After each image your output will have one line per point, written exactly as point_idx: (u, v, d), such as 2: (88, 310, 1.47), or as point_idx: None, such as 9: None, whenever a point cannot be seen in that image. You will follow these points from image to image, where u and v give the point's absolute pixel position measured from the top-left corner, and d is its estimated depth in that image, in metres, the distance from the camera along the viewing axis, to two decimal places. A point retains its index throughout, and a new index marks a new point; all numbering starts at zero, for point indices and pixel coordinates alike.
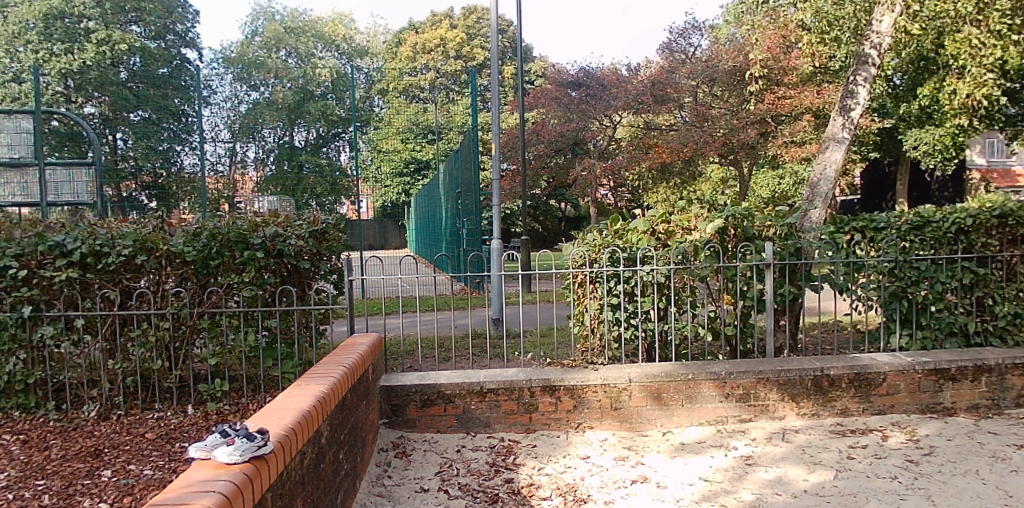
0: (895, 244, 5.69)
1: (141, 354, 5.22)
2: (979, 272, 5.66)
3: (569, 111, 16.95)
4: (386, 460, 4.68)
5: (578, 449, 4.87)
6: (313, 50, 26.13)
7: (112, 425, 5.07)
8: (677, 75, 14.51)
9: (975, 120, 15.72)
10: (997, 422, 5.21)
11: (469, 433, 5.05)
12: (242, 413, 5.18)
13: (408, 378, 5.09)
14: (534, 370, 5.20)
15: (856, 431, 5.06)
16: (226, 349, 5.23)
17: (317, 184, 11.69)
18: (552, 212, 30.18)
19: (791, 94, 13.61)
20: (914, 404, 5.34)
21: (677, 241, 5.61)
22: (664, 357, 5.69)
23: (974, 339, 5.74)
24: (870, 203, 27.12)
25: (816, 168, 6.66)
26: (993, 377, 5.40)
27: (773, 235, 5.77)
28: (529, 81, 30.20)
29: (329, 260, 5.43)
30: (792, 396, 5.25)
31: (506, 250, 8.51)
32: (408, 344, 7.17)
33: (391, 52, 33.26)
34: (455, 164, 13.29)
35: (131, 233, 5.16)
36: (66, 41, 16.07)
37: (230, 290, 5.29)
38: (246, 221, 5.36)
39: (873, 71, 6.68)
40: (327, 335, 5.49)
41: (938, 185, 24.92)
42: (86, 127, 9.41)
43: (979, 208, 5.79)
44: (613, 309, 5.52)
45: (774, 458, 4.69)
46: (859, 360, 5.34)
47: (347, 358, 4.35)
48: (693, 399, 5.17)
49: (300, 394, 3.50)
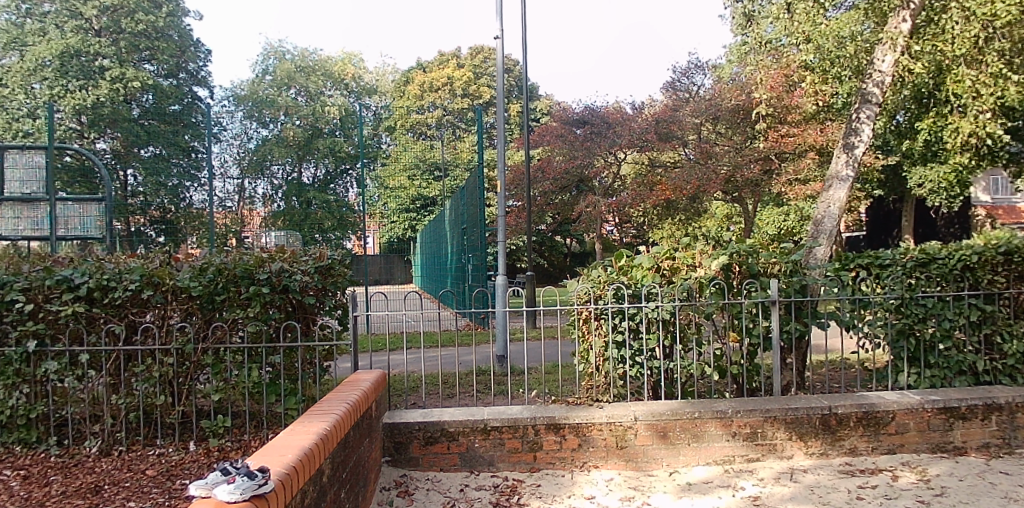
0: (900, 281, 5.66)
1: (144, 389, 5.21)
2: (987, 309, 5.62)
3: (575, 147, 17.15)
4: (388, 499, 4.60)
5: (584, 488, 4.79)
6: (322, 88, 26.54)
7: (113, 462, 5.03)
8: (681, 113, 14.83)
9: (979, 155, 15.85)
10: (1009, 462, 5.13)
11: (473, 472, 5.00)
12: (243, 450, 5.15)
13: (412, 416, 5.05)
14: (539, 408, 5.16)
15: (866, 471, 4.99)
16: (229, 385, 5.23)
17: (324, 219, 11.74)
18: (557, 247, 30.24)
19: (796, 132, 13.98)
20: (924, 443, 5.27)
21: (682, 277, 5.62)
22: (669, 396, 5.65)
23: (983, 378, 5.69)
24: (876, 239, 27.19)
25: (821, 206, 6.68)
26: (1004, 416, 5.32)
27: (778, 272, 5.77)
28: (535, 119, 30.51)
29: (334, 296, 5.46)
30: (800, 435, 5.18)
31: (510, 287, 8.54)
32: (412, 380, 7.15)
33: (400, 91, 33.63)
34: (457, 201, 13.90)
35: (138, 268, 5.19)
36: (81, 78, 16.35)
37: (234, 326, 5.29)
38: (253, 256, 5.39)
39: (877, 109, 6.70)
40: (330, 371, 5.45)
41: (943, 221, 25.08)
42: (98, 162, 9.43)
43: (984, 244, 5.80)
44: (618, 346, 5.51)
45: (782, 499, 4.62)
46: (867, 398, 5.29)
47: (349, 395, 4.32)
48: (699, 438, 5.11)
49: (302, 432, 3.46)
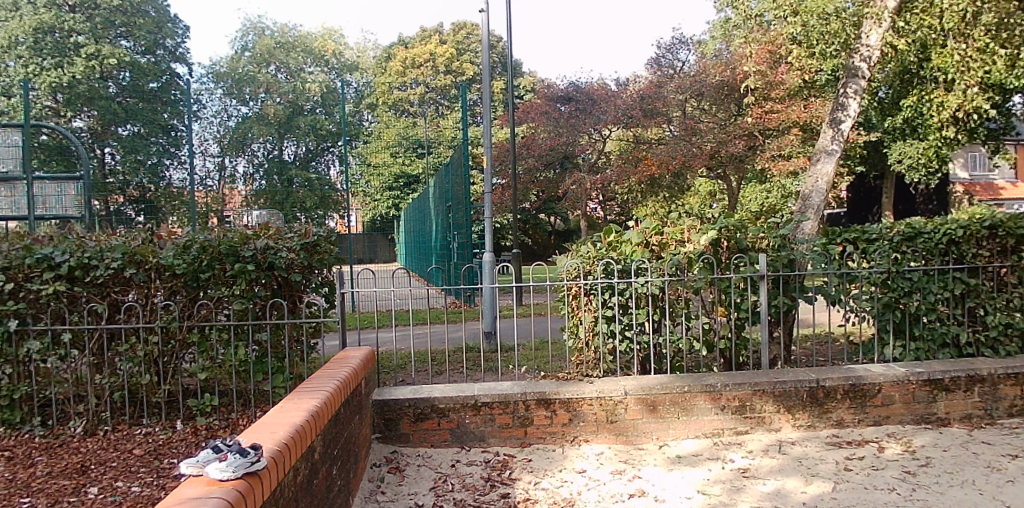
0: (887, 256, 5.70)
1: (129, 369, 5.14)
2: (971, 282, 5.65)
3: (559, 125, 17.22)
4: (379, 475, 4.59)
5: (574, 463, 4.80)
6: (303, 66, 26.09)
7: (99, 442, 4.98)
8: (666, 90, 14.72)
9: (961, 130, 15.95)
10: (991, 432, 5.19)
11: (464, 447, 4.98)
12: (232, 428, 5.12)
13: (402, 392, 5.02)
14: (529, 383, 5.15)
15: (852, 443, 5.04)
16: (216, 364, 5.16)
17: (306, 198, 11.81)
18: (542, 226, 30.20)
19: (779, 108, 13.90)
20: (909, 414, 5.33)
21: (671, 252, 5.61)
22: (658, 370, 5.68)
23: (966, 350, 5.75)
24: (856, 216, 27.44)
25: (808, 181, 6.69)
26: (987, 387, 5.39)
27: (766, 247, 5.80)
28: (519, 96, 30.34)
29: (321, 273, 5.40)
30: (787, 408, 5.23)
31: (498, 264, 8.52)
32: (400, 357, 7.15)
33: (381, 68, 33.21)
34: (442, 177, 13.73)
35: (120, 245, 5.10)
36: (55, 55, 15.98)
37: (219, 304, 5.22)
38: (237, 233, 5.30)
39: (864, 84, 6.68)
40: (317, 349, 5.41)
41: (923, 198, 25.30)
42: (74, 140, 9.14)
43: (969, 218, 5.81)
44: (608, 321, 5.50)
45: (770, 470, 4.65)
46: (854, 371, 5.33)
47: (338, 372, 4.25)
48: (688, 412, 5.14)
49: (292, 409, 3.34)
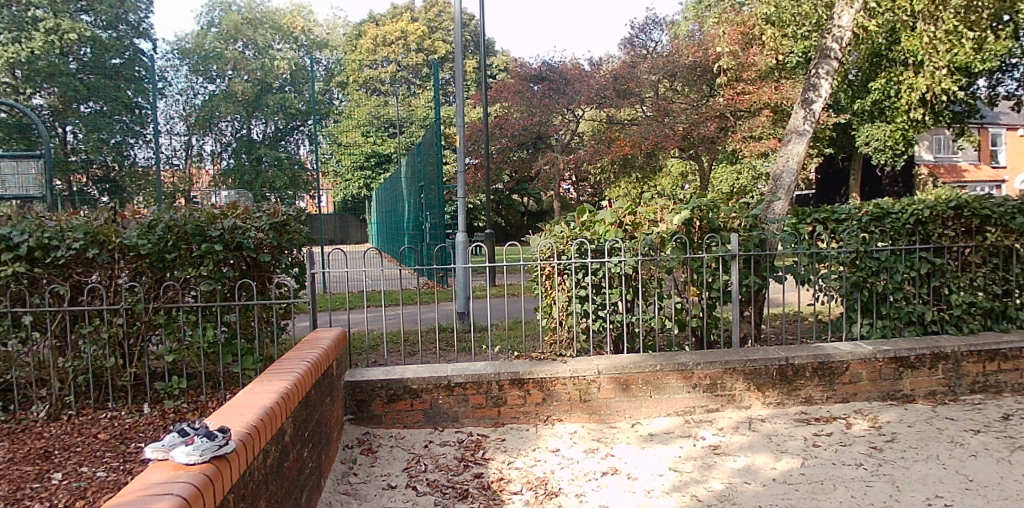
0: (856, 236, 5.77)
1: (93, 352, 5.02)
2: (937, 262, 5.75)
3: (533, 105, 17.13)
4: (351, 457, 4.55)
5: (548, 442, 4.81)
6: (271, 43, 25.60)
7: (63, 426, 4.86)
8: (639, 70, 14.76)
9: (928, 112, 16.18)
10: (954, 408, 5.31)
11: (437, 428, 4.96)
12: (201, 411, 5.04)
13: (374, 373, 4.98)
14: (502, 363, 5.13)
15: (820, 419, 5.12)
16: (183, 346, 5.07)
17: (277, 177, 12.35)
18: (515, 206, 30.16)
19: (751, 90, 13.97)
20: (875, 391, 5.43)
21: (644, 232, 5.62)
22: (631, 349, 5.70)
23: (931, 328, 5.85)
24: (825, 197, 27.83)
25: (779, 161, 6.73)
26: (950, 364, 5.50)
27: (737, 227, 5.83)
28: (492, 76, 30.10)
29: (291, 253, 5.31)
30: (757, 386, 5.29)
31: (471, 244, 8.48)
32: (373, 338, 7.09)
33: (352, 45, 32.68)
34: (414, 156, 13.56)
35: (81, 225, 4.95)
36: (12, 30, 15.60)
37: (186, 285, 5.12)
38: (203, 213, 5.18)
39: (835, 65, 6.72)
40: (288, 330, 5.34)
41: (890, 179, 25.72)
42: (34, 117, 8.82)
43: (935, 199, 5.89)
44: (581, 300, 5.50)
45: (741, 447, 4.70)
46: (822, 349, 5.40)
47: (309, 354, 4.19)
48: (660, 390, 5.17)
49: (261, 391, 3.27)
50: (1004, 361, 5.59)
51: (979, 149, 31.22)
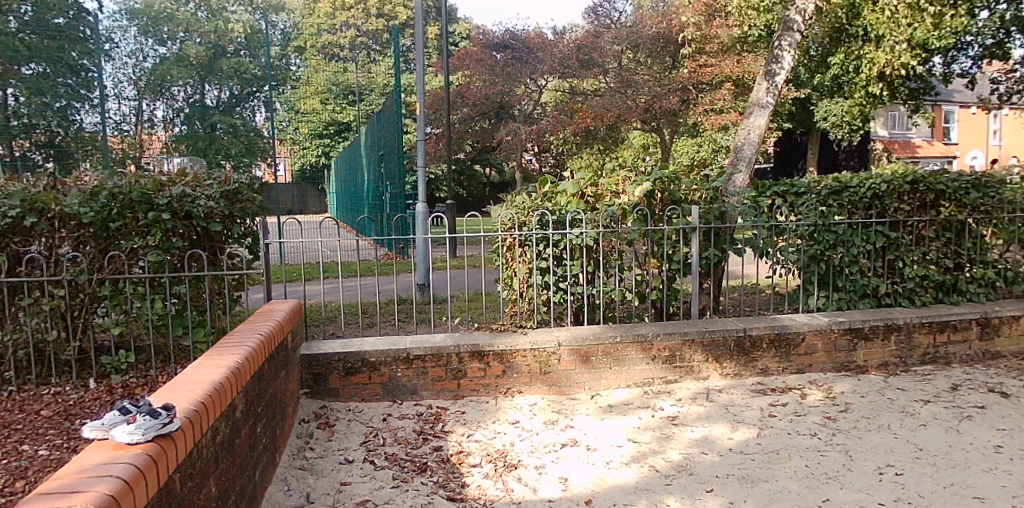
0: (814, 209, 5.82)
1: (34, 325, 4.81)
2: (892, 236, 5.83)
3: (495, 73, 16.93)
4: (307, 431, 4.46)
5: (507, 414, 4.78)
6: (225, 5, 24.77)
7: (2, 403, 4.67)
8: (603, 40, 14.66)
9: (885, 88, 16.42)
10: (905, 378, 5.43)
11: (396, 401, 4.90)
12: (150, 386, 4.88)
13: (331, 346, 4.87)
14: (462, 336, 5.07)
15: (776, 390, 5.19)
16: (131, 318, 4.89)
17: (231, 144, 12.74)
18: (477, 177, 29.97)
19: (713, 62, 13.92)
20: (830, 362, 5.52)
21: (606, 203, 5.58)
22: (591, 321, 5.69)
23: (885, 300, 5.96)
24: (783, 171, 28.23)
25: (741, 133, 6.74)
26: (902, 336, 5.62)
27: (698, 199, 5.83)
28: (454, 44, 29.64)
29: (244, 223, 5.15)
30: (716, 357, 5.33)
31: (432, 214, 8.36)
32: (330, 310, 6.96)
33: (310, 9, 31.82)
34: (374, 124, 13.29)
35: (18, 192, 4.71)
36: None
37: (133, 255, 4.92)
38: (150, 180, 4.97)
39: (798, 38, 6.73)
40: (241, 301, 5.19)
41: (845, 154, 26.19)
42: None
43: (892, 173, 5.96)
44: (542, 272, 5.46)
45: (699, 418, 4.74)
46: (779, 321, 5.47)
47: (262, 326, 4.06)
48: (620, 362, 5.18)
49: (211, 366, 3.15)
50: (953, 332, 5.73)
51: (931, 126, 31.94)
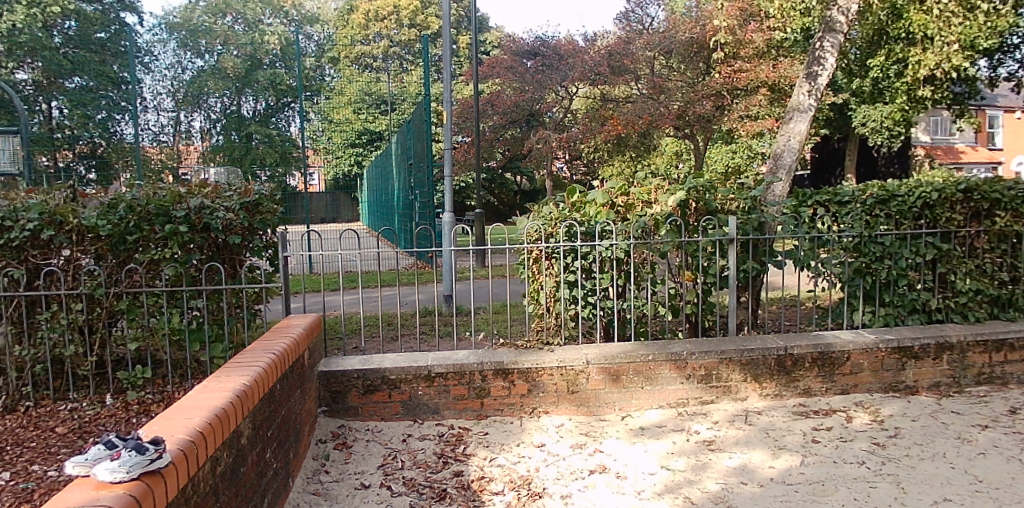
0: (859, 219, 5.50)
1: (51, 339, 4.72)
2: (944, 248, 5.49)
3: (526, 82, 16.92)
4: (324, 453, 4.29)
5: (533, 436, 4.56)
6: (261, 17, 25.15)
7: (18, 420, 4.58)
8: (635, 46, 14.40)
9: (929, 91, 15.86)
10: (960, 401, 5.07)
11: (417, 421, 4.70)
12: (166, 402, 4.76)
13: (350, 362, 4.70)
14: (486, 352, 4.86)
15: (819, 412, 4.88)
16: (147, 333, 4.77)
17: (265, 153, 12.56)
18: (507, 185, 29.88)
19: (749, 67, 13.47)
20: (877, 383, 5.19)
21: (637, 214, 5.34)
22: (622, 337, 5.44)
23: (936, 316, 5.60)
24: (820, 178, 27.61)
25: (780, 139, 6.44)
26: (956, 355, 5.27)
27: (735, 209, 5.57)
28: (485, 52, 29.64)
29: (264, 234, 5.01)
30: (754, 377, 5.04)
31: (458, 224, 8.19)
32: (353, 323, 6.83)
33: (343, 20, 32.13)
34: (404, 134, 13.19)
35: (37, 204, 4.63)
36: None
37: (152, 268, 4.81)
38: (169, 191, 4.87)
39: (842, 39, 6.41)
40: (261, 315, 5.05)
41: (884, 160, 25.56)
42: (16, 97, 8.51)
43: (944, 181, 5.61)
44: (570, 286, 5.23)
45: (736, 442, 4.46)
46: (823, 338, 5.15)
47: (276, 344, 3.89)
48: (652, 381, 4.91)
49: (217, 389, 3.00)
50: (1011, 352, 5.36)
51: (976, 131, 30.96)
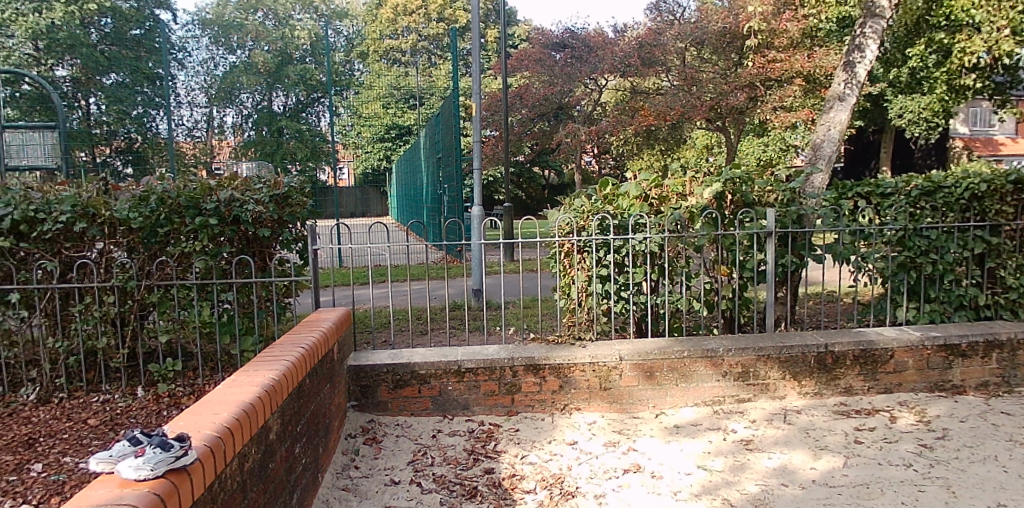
0: (904, 211, 5.29)
1: (84, 331, 4.75)
2: (993, 241, 5.27)
3: (554, 74, 16.77)
4: (353, 448, 4.24)
5: (564, 433, 4.46)
6: (291, 13, 25.26)
7: (51, 411, 4.60)
8: (665, 37, 14.16)
9: (971, 80, 15.37)
10: (1010, 401, 4.86)
11: (446, 416, 4.64)
12: (197, 395, 4.76)
13: (379, 356, 4.65)
14: (516, 347, 4.78)
15: (862, 412, 4.71)
16: (178, 325, 4.76)
17: (296, 149, 11.94)
18: (535, 179, 29.73)
19: (783, 57, 13.05)
20: (922, 381, 5.00)
21: (671, 206, 5.20)
22: (656, 332, 5.31)
23: (984, 312, 5.38)
24: (853, 171, 27.10)
25: (819, 129, 6.24)
26: (1006, 353, 5.06)
27: (773, 201, 5.39)
28: (513, 46, 29.49)
29: (293, 227, 4.96)
30: (793, 374, 4.88)
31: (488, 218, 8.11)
32: (382, 316, 6.80)
33: (372, 15, 32.19)
34: (433, 127, 13.13)
35: (70, 197, 4.65)
36: None
37: (182, 260, 4.80)
38: (199, 183, 4.86)
39: (884, 25, 6.18)
40: (290, 308, 5.01)
41: (920, 152, 25.05)
42: (55, 90, 8.49)
43: (993, 172, 5.38)
44: (602, 281, 5.11)
45: (775, 442, 4.32)
46: (865, 335, 4.98)
47: (305, 338, 3.84)
48: (687, 379, 4.79)
49: (245, 383, 2.95)
50: None
51: (1017, 122, 30.05)
